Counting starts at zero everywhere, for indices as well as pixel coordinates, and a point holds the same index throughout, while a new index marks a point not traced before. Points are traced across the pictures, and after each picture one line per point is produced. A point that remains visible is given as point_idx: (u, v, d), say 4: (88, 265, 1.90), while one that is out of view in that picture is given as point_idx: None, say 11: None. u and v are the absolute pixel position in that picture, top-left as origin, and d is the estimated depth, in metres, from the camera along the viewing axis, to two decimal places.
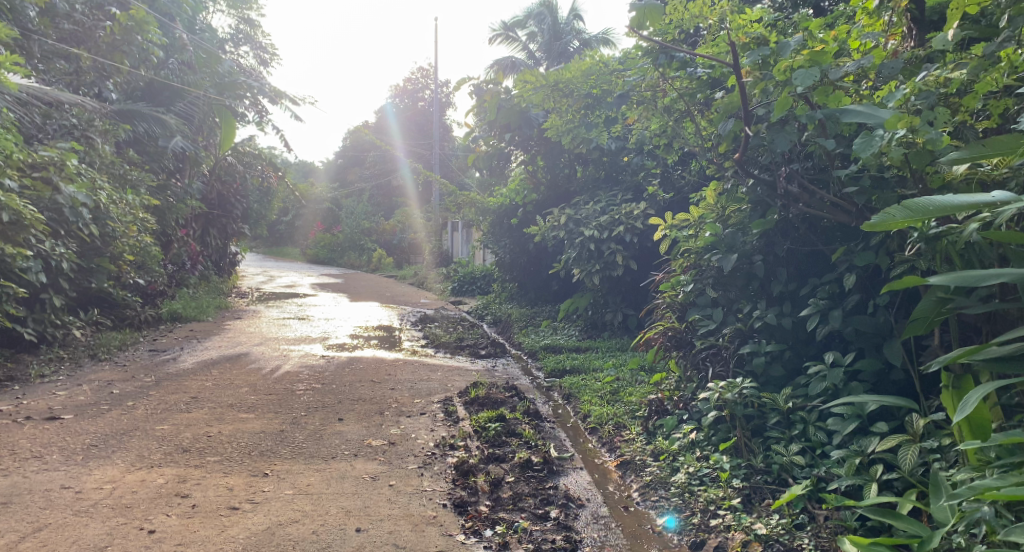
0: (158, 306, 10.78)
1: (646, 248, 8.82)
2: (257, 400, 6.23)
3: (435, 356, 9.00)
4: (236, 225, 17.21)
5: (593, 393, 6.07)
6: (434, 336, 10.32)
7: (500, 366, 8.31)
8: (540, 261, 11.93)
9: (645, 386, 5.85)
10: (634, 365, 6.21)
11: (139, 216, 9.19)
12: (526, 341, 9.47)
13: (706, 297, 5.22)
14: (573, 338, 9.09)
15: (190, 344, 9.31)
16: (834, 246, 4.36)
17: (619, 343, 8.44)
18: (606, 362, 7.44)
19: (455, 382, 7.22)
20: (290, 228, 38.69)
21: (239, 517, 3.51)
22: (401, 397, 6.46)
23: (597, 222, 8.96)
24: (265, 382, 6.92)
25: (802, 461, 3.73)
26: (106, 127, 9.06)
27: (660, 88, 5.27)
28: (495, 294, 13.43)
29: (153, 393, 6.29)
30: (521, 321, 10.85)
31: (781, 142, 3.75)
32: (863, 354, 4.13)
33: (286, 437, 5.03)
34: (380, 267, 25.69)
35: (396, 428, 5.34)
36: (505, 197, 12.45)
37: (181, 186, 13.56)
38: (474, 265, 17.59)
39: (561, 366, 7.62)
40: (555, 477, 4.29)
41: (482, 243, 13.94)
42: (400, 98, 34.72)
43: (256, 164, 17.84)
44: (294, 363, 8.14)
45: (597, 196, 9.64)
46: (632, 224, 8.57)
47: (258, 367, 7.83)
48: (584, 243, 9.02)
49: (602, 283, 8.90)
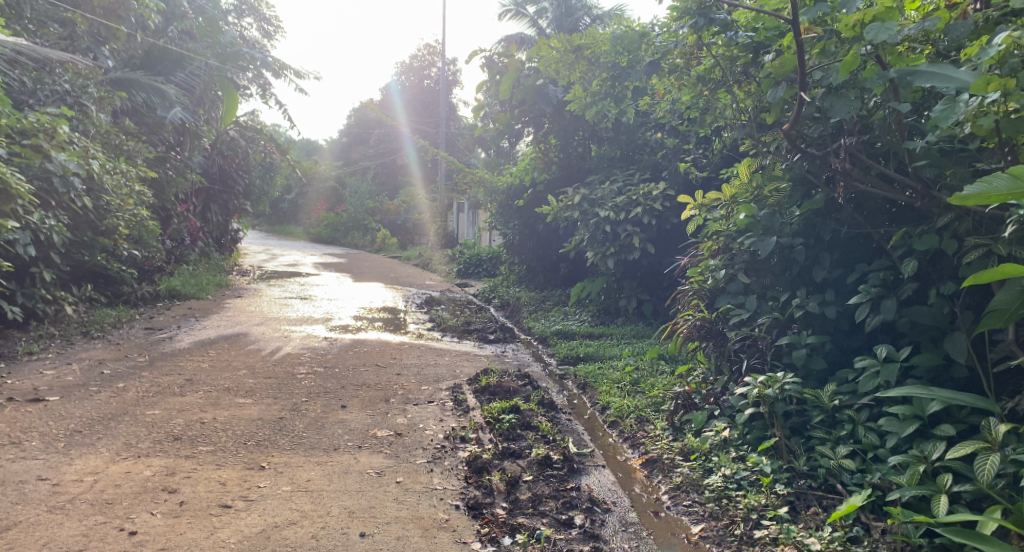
0: (156, 283, 10.44)
1: (664, 232, 8.43)
2: (255, 384, 5.89)
3: (442, 339, 8.66)
4: (238, 201, 16.83)
5: (612, 383, 5.72)
6: (441, 318, 9.97)
7: (510, 352, 7.97)
8: (550, 244, 11.55)
9: (667, 377, 5.49)
10: (655, 354, 5.85)
11: (135, 188, 8.83)
12: (536, 326, 9.11)
13: (738, 284, 4.85)
14: (586, 324, 8.73)
15: (188, 323, 8.98)
16: (887, 230, 4.00)
17: (635, 331, 8.09)
18: (621, 351, 7.09)
19: (463, 368, 6.87)
20: (294, 207, 38.27)
21: (231, 517, 3.17)
22: (407, 384, 6.12)
23: (613, 202, 8.56)
24: (264, 365, 6.58)
25: (853, 466, 3.39)
26: (100, 94, 8.67)
27: (694, 56, 4.97)
28: (503, 277, 13.07)
29: (146, 373, 5.96)
30: (531, 306, 10.49)
31: (842, 110, 3.35)
32: (917, 348, 3.78)
33: (285, 425, 4.68)
34: (384, 248, 25.32)
35: (403, 418, 5.00)
36: (515, 177, 12.04)
37: (179, 159, 13.19)
38: (480, 247, 17.22)
39: (575, 353, 7.28)
40: (577, 476, 3.95)
41: (490, 224, 13.57)
42: (406, 75, 34.25)
43: (259, 139, 17.44)
44: (295, 344, 7.82)
45: (613, 175, 9.24)
46: (650, 205, 8.18)
47: (258, 348, 7.49)
48: (599, 225, 8.62)
49: (617, 268, 8.52)
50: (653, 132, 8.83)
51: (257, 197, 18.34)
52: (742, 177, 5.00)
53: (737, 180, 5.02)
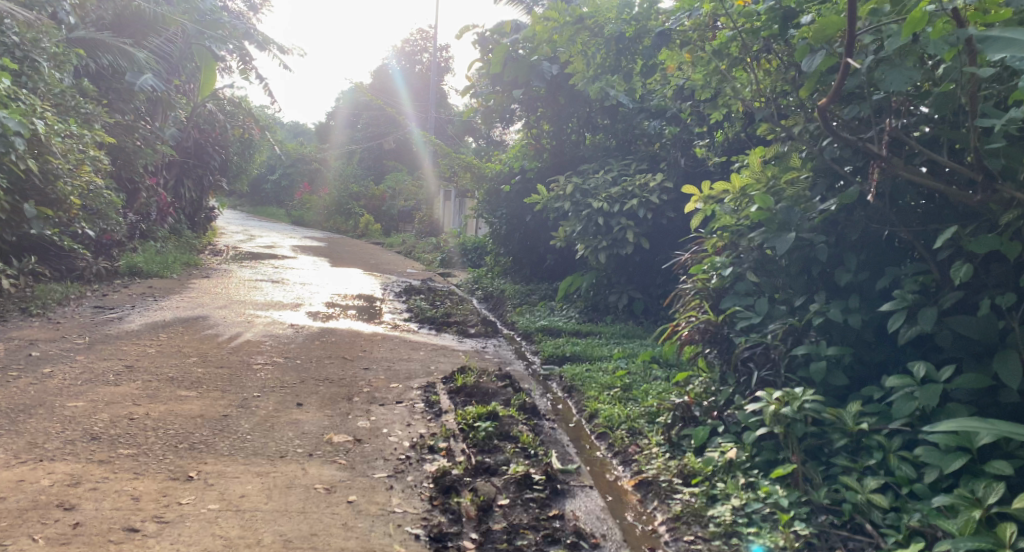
0: (115, 258, 9.76)
1: (660, 227, 7.91)
2: (204, 373, 5.28)
3: (418, 331, 8.09)
4: (213, 177, 16.11)
5: (601, 388, 5.18)
6: (419, 308, 9.38)
7: (491, 348, 7.42)
8: (538, 235, 10.99)
9: (663, 385, 4.96)
10: (649, 358, 5.32)
11: (90, 154, 8.17)
12: (520, 320, 8.56)
13: (747, 284, 4.33)
14: (573, 321, 8.20)
15: (144, 303, 8.33)
16: (927, 229, 3.48)
17: (625, 331, 7.57)
18: (610, 352, 6.57)
19: (438, 364, 6.32)
20: (277, 188, 37.39)
21: (136, 544, 2.59)
22: (375, 380, 5.54)
23: (607, 193, 8.01)
24: (218, 352, 5.97)
25: (886, 504, 2.86)
26: (56, 50, 8.01)
27: (710, 27, 4.48)
28: (488, 267, 12.50)
29: (81, 358, 5.33)
30: (515, 299, 9.94)
31: (897, 80, 2.86)
32: (959, 367, 3.27)
33: (228, 425, 4.08)
34: (368, 233, 24.65)
35: (364, 421, 4.42)
36: (504, 163, 11.49)
37: (148, 129, 12.50)
38: (465, 236, 16.64)
39: (561, 352, 6.74)
40: (560, 501, 3.40)
41: (476, 212, 12.99)
42: (398, 59, 33.54)
43: (238, 114, 16.72)
44: (258, 330, 7.21)
45: (608, 164, 8.68)
46: (647, 197, 7.66)
47: (215, 333, 6.87)
48: (591, 216, 8.06)
49: (608, 262, 7.99)
50: (652, 119, 8.31)
51: (235, 174, 17.61)
52: (754, 164, 4.47)
53: (748, 168, 4.49)
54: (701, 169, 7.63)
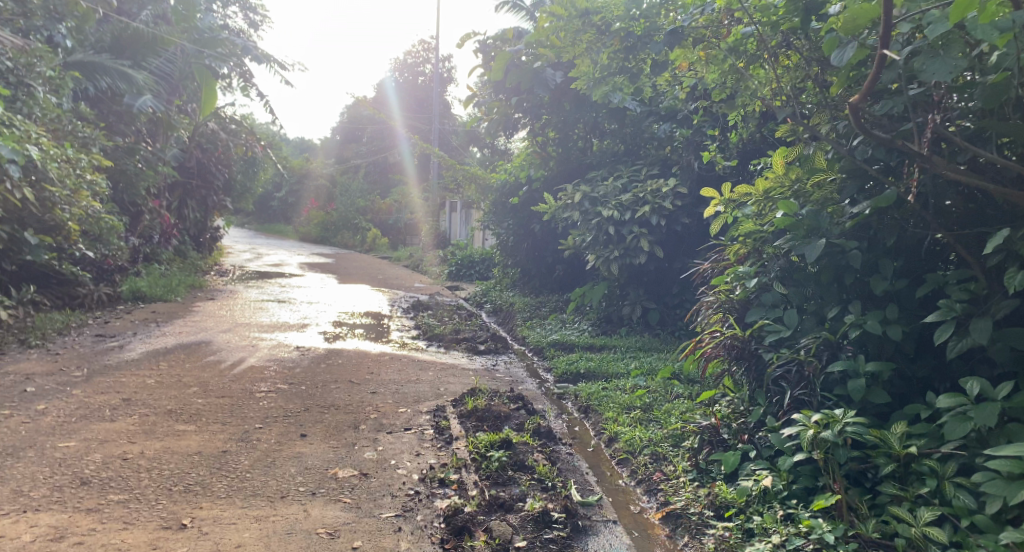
0: (118, 283, 9.60)
1: (674, 234, 7.67)
2: (204, 404, 5.05)
3: (427, 349, 7.87)
4: (218, 197, 15.99)
5: (619, 408, 4.93)
6: (427, 325, 9.16)
7: (502, 365, 7.18)
8: (546, 246, 10.76)
9: (685, 402, 4.71)
10: (669, 374, 5.08)
11: (88, 179, 8.02)
12: (531, 335, 8.33)
13: (773, 295, 4.08)
14: (586, 335, 7.95)
15: (146, 329, 8.14)
16: (970, 232, 3.24)
17: (641, 343, 7.32)
18: (627, 367, 6.32)
19: (448, 385, 6.08)
20: (283, 205, 37.35)
21: None
22: (382, 406, 5.31)
23: (617, 201, 7.77)
24: (220, 380, 5.75)
25: (944, 538, 2.60)
26: (51, 74, 7.89)
27: (723, 25, 4.26)
28: (496, 280, 12.28)
29: (76, 391, 5.11)
30: (525, 312, 9.71)
31: (940, 70, 2.63)
32: (1014, 381, 3.01)
33: (227, 463, 3.84)
34: (375, 248, 24.50)
35: (371, 452, 4.18)
36: (509, 173, 11.29)
37: (148, 151, 12.38)
38: (472, 248, 16.44)
39: (575, 369, 6.50)
40: (582, 539, 3.17)
41: (482, 224, 12.78)
42: (401, 72, 33.48)
43: (241, 132, 16.60)
44: (262, 354, 7.00)
45: (617, 171, 8.45)
46: (659, 204, 7.42)
47: (218, 359, 6.67)
48: (602, 226, 7.82)
49: (621, 272, 7.75)
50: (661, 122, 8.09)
51: (240, 193, 17.48)
52: (776, 168, 4.22)
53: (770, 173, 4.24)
54: (715, 173, 7.39)
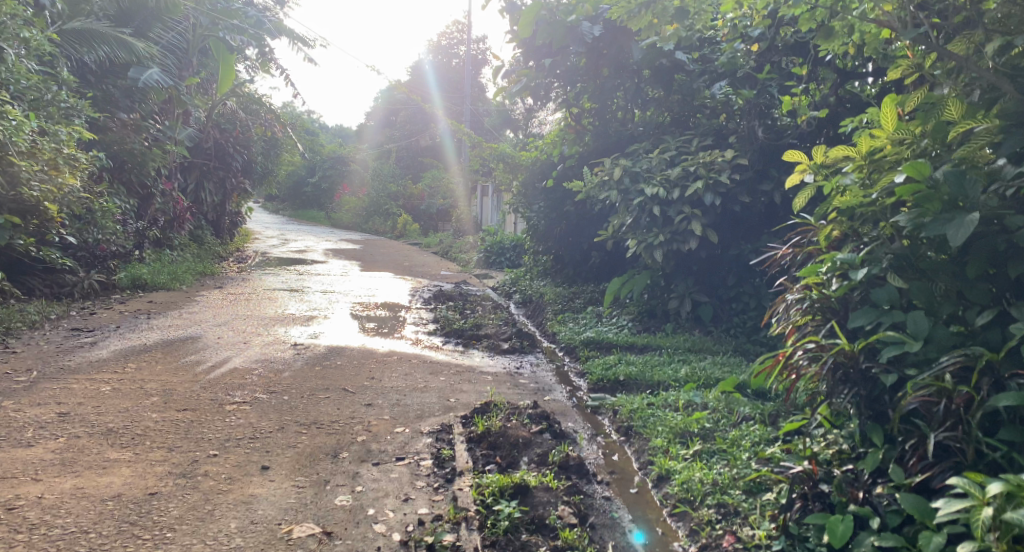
0: (114, 270, 8.83)
1: (731, 215, 6.54)
2: (158, 421, 4.13)
3: (443, 348, 6.90)
4: (237, 180, 15.21)
5: (669, 432, 3.87)
6: (446, 318, 8.20)
7: (527, 369, 6.18)
8: (581, 230, 9.69)
9: (756, 430, 3.63)
10: (729, 386, 4.03)
11: (70, 154, 7.23)
12: (563, 332, 7.32)
13: (888, 290, 2.97)
14: (625, 333, 6.91)
15: (132, 321, 7.32)
16: None
17: (691, 345, 6.26)
18: (675, 375, 5.24)
19: (460, 395, 5.09)
20: (315, 191, 36.79)
21: None
22: (375, 424, 4.34)
23: (664, 175, 6.63)
24: (189, 389, 4.84)
25: None
26: (29, 37, 7.11)
27: None
28: (526, 268, 11.27)
29: (8, 402, 4.24)
30: (557, 305, 8.69)
31: None
32: None
33: (149, 513, 2.91)
34: (405, 234, 23.68)
35: (344, 496, 3.21)
36: (541, 151, 10.24)
37: (157, 130, 11.68)
38: (503, 234, 15.45)
39: (612, 375, 5.47)
40: None
41: (512, 207, 11.76)
42: (435, 54, 32.56)
43: (261, 111, 15.83)
44: (253, 353, 6.11)
45: (662, 142, 7.32)
46: (714, 179, 6.27)
47: (199, 359, 5.79)
48: (645, 206, 6.71)
49: (667, 260, 6.66)
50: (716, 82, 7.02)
51: (262, 176, 16.75)
52: (885, 123, 3.12)
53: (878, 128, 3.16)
54: (783, 142, 6.23)
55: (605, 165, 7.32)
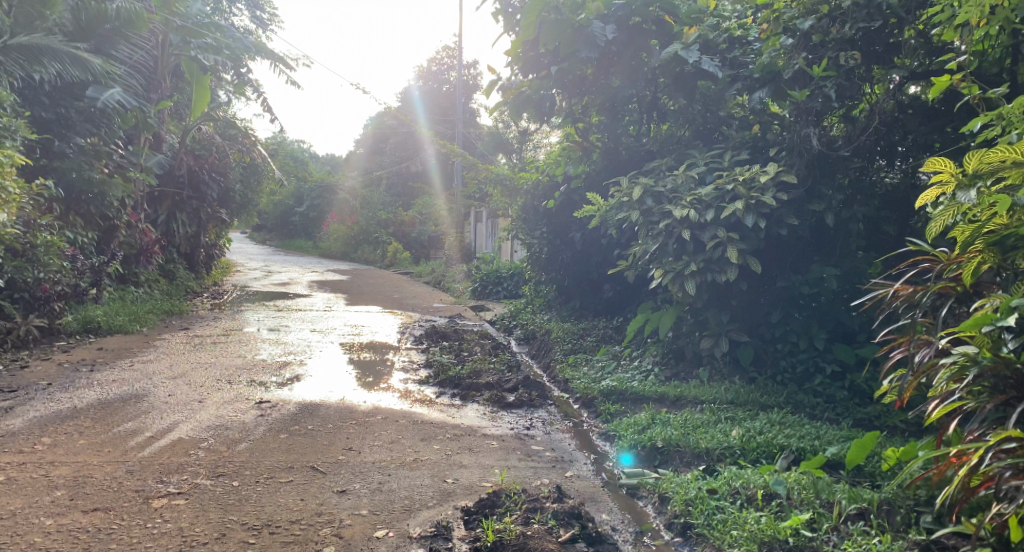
0: (61, 313, 7.75)
1: (775, 241, 5.61)
2: (53, 533, 3.08)
3: (438, 401, 5.86)
4: (213, 210, 14.16)
5: (747, 537, 2.86)
6: (440, 363, 7.15)
7: (540, 430, 5.11)
8: (588, 258, 8.78)
9: (874, 543, 2.64)
10: (815, 466, 3.19)
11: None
12: (578, 380, 6.30)
13: None
14: (652, 381, 5.91)
15: (73, 375, 6.24)
16: None
17: (734, 397, 5.27)
18: (727, 441, 4.23)
19: (459, 473, 4.05)
20: (302, 221, 35.68)
21: None
22: (351, 525, 3.29)
23: (694, 195, 5.68)
24: (111, 474, 3.77)
25: None
26: None
27: None
28: (528, 300, 10.27)
29: None
30: (566, 344, 7.69)
31: None
32: None
33: None
34: (396, 263, 22.68)
35: None
36: (543, 172, 9.33)
37: (118, 156, 10.67)
38: (499, 262, 14.48)
39: (647, 441, 4.45)
40: None
41: (510, 234, 10.78)
42: (425, 79, 31.83)
43: (239, 135, 14.87)
44: (208, 417, 5.05)
45: (687, 157, 6.39)
46: (756, 198, 5.33)
47: (139, 427, 4.72)
48: (672, 231, 5.75)
49: (699, 294, 5.69)
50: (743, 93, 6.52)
51: (241, 206, 15.77)
52: None
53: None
54: (838, 154, 5.31)
55: (623, 184, 6.36)
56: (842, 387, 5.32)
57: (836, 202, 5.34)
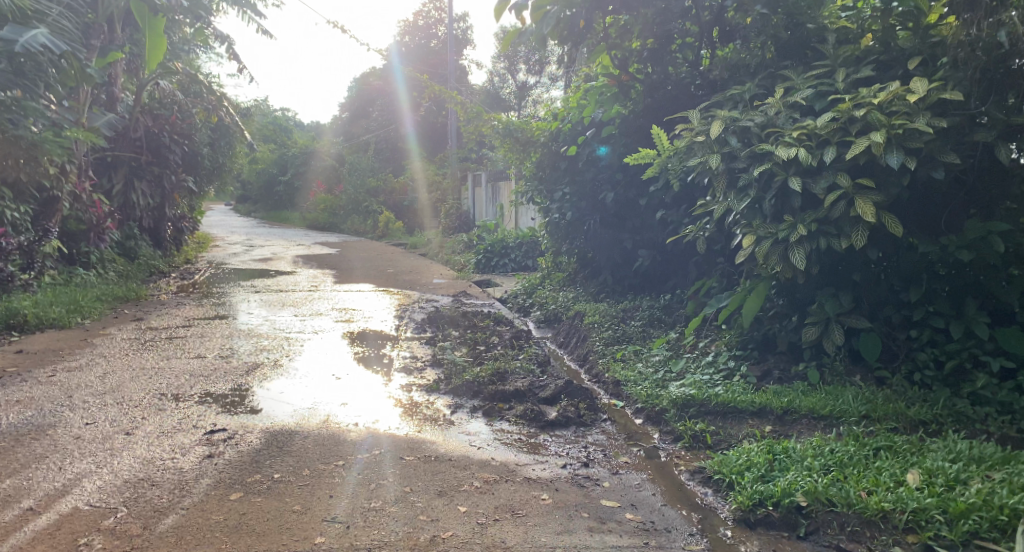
0: None
1: (915, 191, 4.10)
2: None
3: (455, 419, 4.36)
4: (179, 177, 12.47)
5: None
6: (450, 360, 5.66)
7: (604, 466, 3.62)
8: (621, 222, 7.22)
9: None
10: None
11: None
12: (635, 382, 4.81)
13: None
14: (741, 384, 4.42)
15: None
16: None
17: (871, 409, 3.80)
18: (913, 498, 2.75)
19: None
20: (284, 191, 33.82)
21: None
22: None
23: (804, 129, 4.14)
24: None
25: None
26: None
27: None
28: (545, 273, 8.73)
29: None
30: (605, 329, 6.19)
31: None
32: None
33: None
34: (388, 234, 21.12)
35: None
36: (564, 118, 7.74)
37: (54, 115, 8.97)
38: (503, 230, 12.93)
39: (783, 493, 2.97)
40: None
41: (519, 196, 9.21)
42: (408, 36, 29.76)
43: (205, 92, 13.17)
44: (128, 464, 3.52)
45: (777, 83, 4.86)
46: (900, 129, 3.81)
47: (19, 490, 3.18)
48: (773, 178, 4.22)
49: (809, 266, 4.20)
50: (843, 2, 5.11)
51: (211, 173, 14.08)
52: None
53: None
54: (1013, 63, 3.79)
55: (692, 121, 4.81)
56: (1017, 391, 3.83)
57: (1009, 130, 3.83)
